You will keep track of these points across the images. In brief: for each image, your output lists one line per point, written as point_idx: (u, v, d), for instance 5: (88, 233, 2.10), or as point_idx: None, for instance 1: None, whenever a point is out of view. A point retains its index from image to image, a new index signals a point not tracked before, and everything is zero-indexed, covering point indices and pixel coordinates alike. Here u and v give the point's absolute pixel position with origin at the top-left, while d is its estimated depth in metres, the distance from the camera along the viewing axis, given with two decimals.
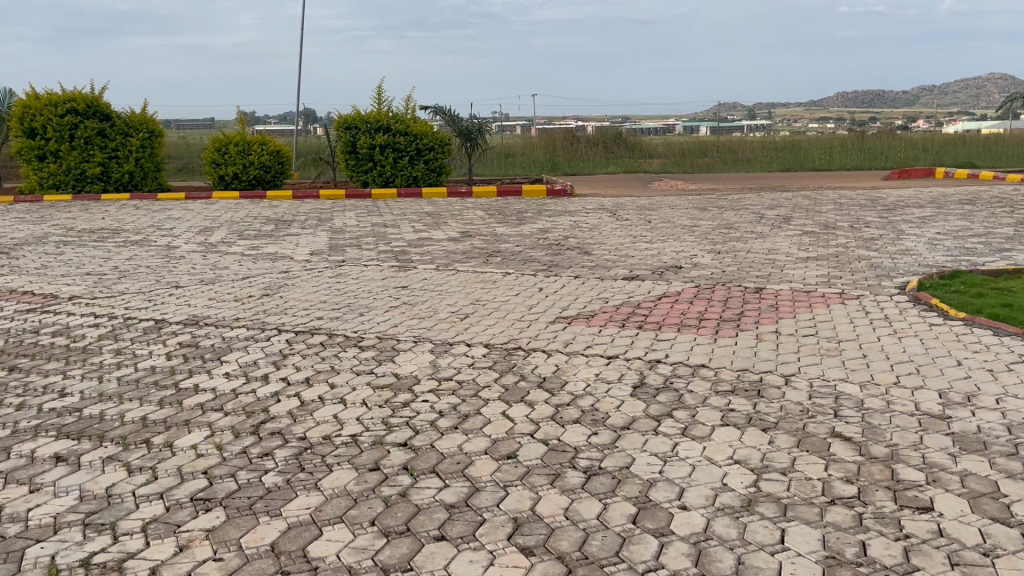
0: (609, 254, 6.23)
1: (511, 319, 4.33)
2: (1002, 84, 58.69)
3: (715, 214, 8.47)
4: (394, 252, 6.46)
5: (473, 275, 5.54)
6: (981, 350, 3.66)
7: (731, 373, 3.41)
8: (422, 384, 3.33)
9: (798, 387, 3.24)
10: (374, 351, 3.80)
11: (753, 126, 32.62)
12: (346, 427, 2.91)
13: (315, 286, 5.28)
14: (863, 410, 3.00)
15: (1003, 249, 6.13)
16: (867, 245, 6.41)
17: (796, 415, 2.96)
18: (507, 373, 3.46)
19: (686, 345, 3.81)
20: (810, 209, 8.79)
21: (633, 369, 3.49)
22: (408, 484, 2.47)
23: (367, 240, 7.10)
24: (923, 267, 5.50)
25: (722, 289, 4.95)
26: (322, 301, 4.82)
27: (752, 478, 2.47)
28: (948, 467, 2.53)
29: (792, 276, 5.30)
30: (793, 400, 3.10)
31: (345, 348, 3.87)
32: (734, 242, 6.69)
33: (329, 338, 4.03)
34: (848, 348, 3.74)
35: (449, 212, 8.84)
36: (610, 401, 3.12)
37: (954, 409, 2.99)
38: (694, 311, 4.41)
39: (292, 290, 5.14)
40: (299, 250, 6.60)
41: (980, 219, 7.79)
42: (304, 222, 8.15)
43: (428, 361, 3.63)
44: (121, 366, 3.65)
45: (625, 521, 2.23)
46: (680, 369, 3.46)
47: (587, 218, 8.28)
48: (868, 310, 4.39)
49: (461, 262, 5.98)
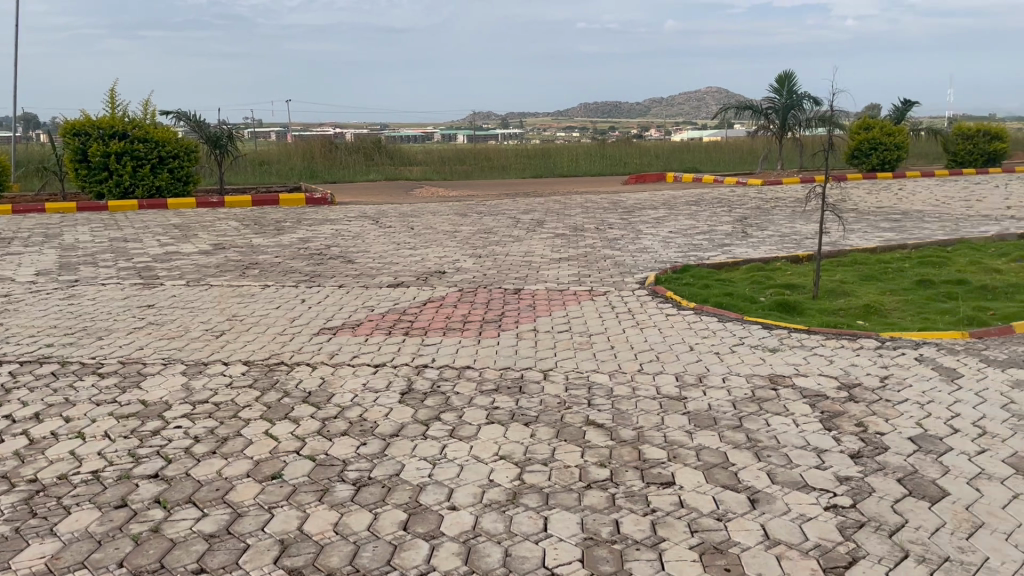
0: (371, 262, 6.19)
1: (272, 334, 4.17)
2: (719, 96, 65.98)
3: (474, 219, 8.73)
4: (137, 269, 5.97)
5: (228, 289, 5.26)
6: (711, 335, 4.08)
7: (494, 373, 3.52)
8: (175, 409, 3.11)
9: (556, 381, 3.42)
10: (118, 377, 3.49)
11: (508, 133, 33.97)
12: (85, 463, 2.64)
13: (42, 309, 4.74)
14: (613, 398, 3.23)
15: (725, 244, 6.88)
16: (612, 245, 6.92)
17: (554, 408, 3.12)
18: (268, 390, 3.33)
19: (451, 348, 3.88)
20: (561, 212, 9.32)
21: (400, 375, 3.49)
22: (162, 517, 2.29)
23: (103, 257, 6.49)
24: (660, 264, 6.02)
25: (482, 292, 5.11)
26: (52, 326, 4.33)
27: (516, 472, 2.56)
28: (686, 444, 2.79)
29: (547, 277, 5.59)
30: (551, 393, 3.27)
31: (82, 376, 3.51)
32: (492, 245, 6.92)
33: (61, 367, 3.64)
34: (599, 341, 4.01)
35: (200, 224, 8.34)
36: (378, 409, 3.11)
37: (689, 390, 3.31)
38: (458, 315, 4.51)
39: (15, 316, 4.57)
40: (22, 271, 5.90)
41: (706, 217, 8.69)
42: (28, 240, 7.30)
43: (181, 384, 3.39)
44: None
45: (396, 528, 2.23)
46: (445, 373, 3.52)
47: (349, 226, 8.19)
48: (614, 305, 4.73)
49: (215, 277, 5.66)
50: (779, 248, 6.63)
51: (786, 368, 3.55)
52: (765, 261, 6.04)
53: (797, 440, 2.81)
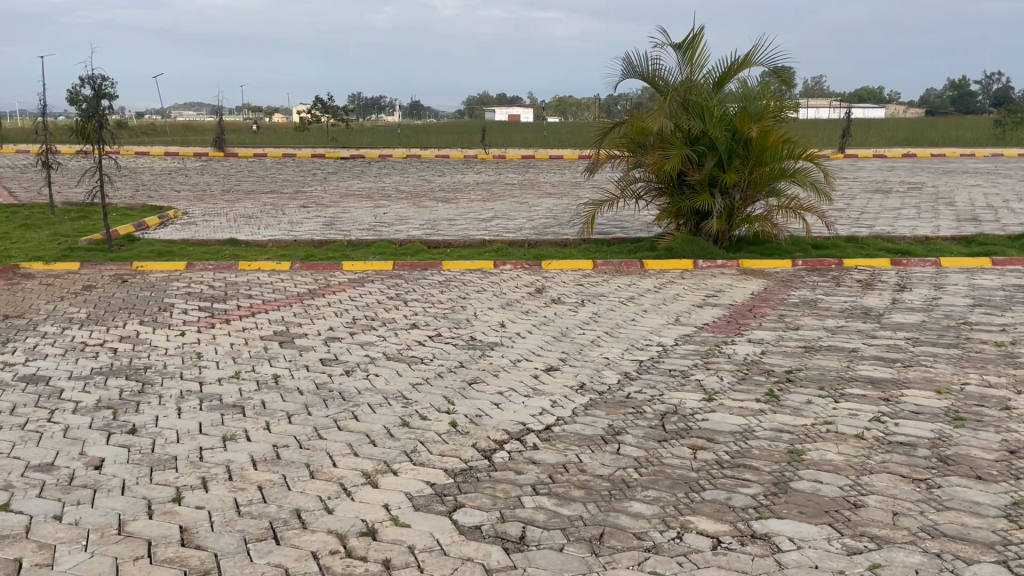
0: (449, 359, 6.64)
1: (358, 460, 4.59)
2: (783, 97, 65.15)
3: (548, 290, 9.15)
4: (242, 362, 6.51)
5: (327, 394, 5.75)
6: (757, 479, 4.32)
7: (546, 520, 3.87)
8: (335, 517, 3.89)
9: (598, 532, 3.75)
10: (224, 507, 3.98)
11: (576, 132, 34.29)
12: (301, 565, 3.46)
13: (166, 415, 5.29)
14: (643, 557, 3.53)
15: (789, 339, 7.08)
16: (680, 339, 7.19)
17: (587, 568, 3.45)
18: (396, 494, 4.15)
19: (514, 488, 4.24)
20: (627, 278, 9.67)
21: (462, 521, 3.87)
22: None
23: (122, 347, 6.94)
24: (725, 370, 6.28)
25: (553, 408, 5.48)
26: (144, 438, 4.88)
27: None
28: None
29: (613, 388, 5.91)
30: (590, 548, 3.61)
31: (195, 503, 4.01)
32: (564, 338, 7.28)
33: (178, 490, 4.16)
34: (650, 481, 4.30)
35: (288, 297, 8.89)
36: (490, 511, 3.98)
37: (717, 548, 3.60)
38: (491, 415, 5.34)
39: (97, 427, 5.05)
40: (142, 362, 6.50)
41: (771, 291, 8.89)
42: (136, 318, 7.94)
43: (274, 520, 3.85)
44: (11, 542, 3.59)
45: None
46: (501, 518, 3.89)
47: (359, 298, 8.83)
48: (673, 432, 5.02)
49: (272, 376, 6.14)
50: (732, 320, 7.77)
51: (780, 446, 4.76)
52: (826, 371, 6.20)
53: (824, 508, 3.97)
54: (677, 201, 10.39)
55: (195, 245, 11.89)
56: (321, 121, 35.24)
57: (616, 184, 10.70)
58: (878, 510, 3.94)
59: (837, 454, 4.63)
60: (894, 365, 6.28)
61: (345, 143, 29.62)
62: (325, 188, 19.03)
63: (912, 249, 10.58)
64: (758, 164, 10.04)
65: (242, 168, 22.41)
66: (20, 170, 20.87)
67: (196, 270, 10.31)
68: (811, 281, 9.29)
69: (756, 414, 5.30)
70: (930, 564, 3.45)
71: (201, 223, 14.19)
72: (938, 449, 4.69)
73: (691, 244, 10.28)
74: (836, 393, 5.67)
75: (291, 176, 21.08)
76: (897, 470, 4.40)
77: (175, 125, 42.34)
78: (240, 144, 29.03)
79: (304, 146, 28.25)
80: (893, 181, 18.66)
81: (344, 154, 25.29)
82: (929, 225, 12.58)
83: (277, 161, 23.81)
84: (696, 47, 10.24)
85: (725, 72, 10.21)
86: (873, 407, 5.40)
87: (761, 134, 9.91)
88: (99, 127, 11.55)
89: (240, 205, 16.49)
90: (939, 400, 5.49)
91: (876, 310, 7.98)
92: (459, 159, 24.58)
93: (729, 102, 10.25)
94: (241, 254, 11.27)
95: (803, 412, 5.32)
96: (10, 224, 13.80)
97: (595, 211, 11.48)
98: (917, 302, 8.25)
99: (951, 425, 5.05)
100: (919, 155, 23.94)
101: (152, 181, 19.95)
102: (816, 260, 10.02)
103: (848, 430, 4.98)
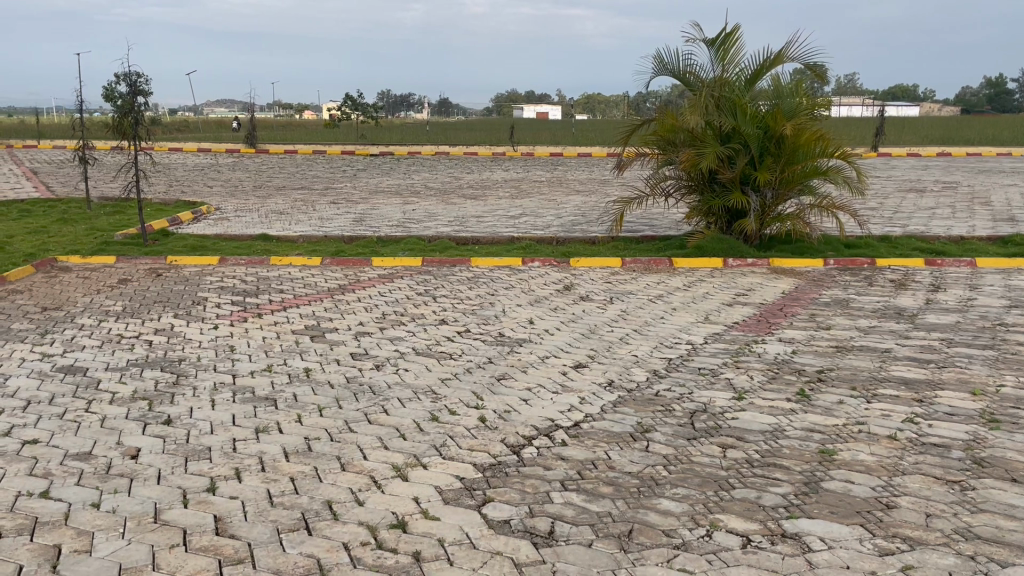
0: (478, 355, 6.67)
1: (389, 453, 4.64)
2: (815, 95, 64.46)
3: (577, 287, 9.15)
4: (273, 356, 6.60)
5: (358, 387, 5.82)
6: (788, 479, 4.30)
7: (575, 516, 3.88)
8: (366, 509, 3.94)
9: (628, 529, 3.76)
10: (257, 497, 4.05)
11: (603, 130, 34.16)
12: (333, 555, 3.51)
13: (200, 407, 5.38)
14: (673, 555, 3.53)
15: (820, 339, 7.03)
16: (709, 338, 7.16)
17: (617, 564, 3.46)
18: (426, 488, 4.20)
19: (543, 484, 4.26)
20: (655, 275, 9.64)
21: (491, 516, 3.89)
22: None
23: (157, 339, 7.07)
24: (755, 369, 6.24)
25: (581, 405, 5.49)
26: (179, 429, 4.97)
27: None
28: None
29: (642, 385, 5.92)
30: (619, 546, 3.61)
31: (228, 493, 4.08)
32: (592, 336, 7.28)
33: (212, 480, 4.24)
34: (679, 479, 4.30)
35: (318, 292, 8.98)
36: (518, 506, 4.00)
37: (747, 548, 3.59)
38: (520, 411, 5.37)
39: (133, 417, 5.15)
40: (176, 354, 6.61)
41: (801, 290, 8.82)
42: (169, 311, 8.07)
43: (306, 511, 3.91)
44: (52, 528, 3.68)
45: None
46: (529, 514, 3.91)
47: (389, 294, 8.88)
48: (702, 430, 5.01)
49: (304, 370, 6.23)
50: (763, 319, 7.72)
51: (810, 446, 4.73)
52: (859, 371, 6.15)
53: (855, 509, 3.95)
54: (708, 199, 10.33)
55: (227, 240, 12.05)
56: (350, 118, 35.42)
57: (645, 182, 10.67)
58: (911, 512, 3.90)
59: (868, 454, 4.60)
60: (929, 367, 6.20)
61: (373, 140, 29.74)
62: (354, 185, 19.15)
63: (946, 249, 10.44)
64: (791, 161, 9.94)
65: (273, 164, 22.64)
66: (57, 165, 21.28)
67: (228, 265, 10.44)
68: (843, 281, 9.20)
69: (786, 414, 5.27)
70: (963, 566, 3.41)
71: (233, 219, 14.36)
72: (972, 451, 4.63)
73: (721, 243, 10.22)
74: (869, 393, 5.62)
75: (321, 173, 21.26)
76: (931, 472, 4.36)
77: (207, 121, 42.83)
78: (269, 141, 29.29)
79: (333, 143, 28.44)
80: (928, 180, 18.38)
81: (374, 151, 25.48)
82: (964, 224, 12.38)
83: (308, 158, 24.02)
84: (730, 44, 10.16)
85: (758, 69, 10.14)
86: (906, 407, 5.34)
87: (795, 132, 9.83)
88: (134, 123, 11.73)
89: (271, 201, 16.65)
90: (974, 401, 5.42)
91: (909, 311, 7.89)
92: (487, 156, 24.61)
93: (762, 100, 10.17)
94: (272, 249, 11.40)
95: (834, 412, 5.29)
96: (48, 218, 14.08)
97: (623, 209, 11.44)
98: (951, 302, 8.14)
99: (985, 427, 4.99)
100: (954, 154, 23.53)
101: (185, 177, 20.21)
102: (847, 259, 9.91)
103: (880, 431, 4.94)
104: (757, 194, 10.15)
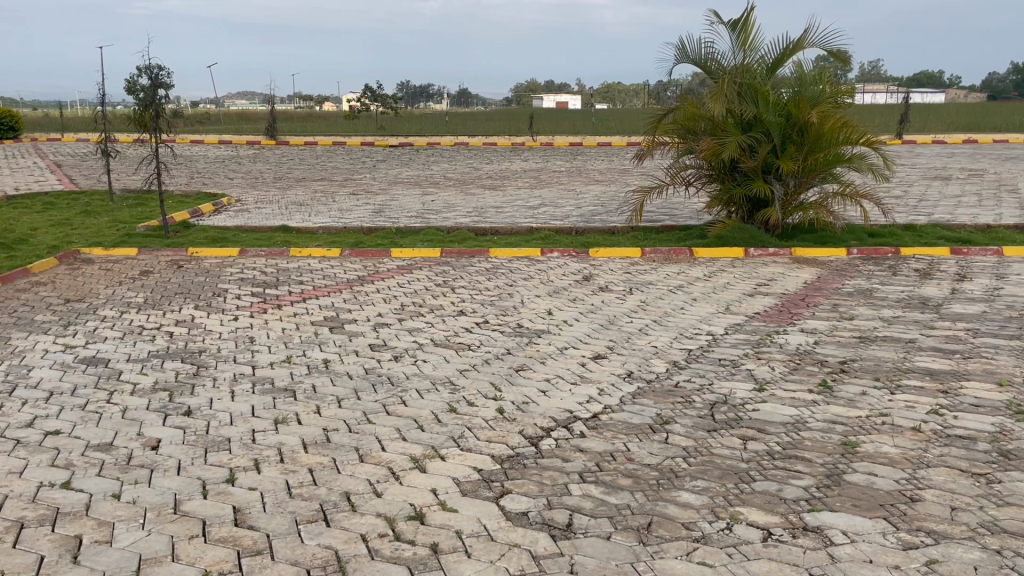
0: (497, 347, 6.62)
1: (406, 445, 4.60)
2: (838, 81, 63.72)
3: (595, 278, 9.08)
4: (289, 348, 6.57)
5: (375, 379, 5.79)
6: (811, 472, 4.21)
7: (592, 510, 3.82)
8: (384, 501, 3.92)
9: (646, 522, 3.70)
10: (275, 489, 4.02)
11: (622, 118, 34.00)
12: (351, 547, 3.48)
13: (218, 399, 5.36)
14: (690, 549, 3.47)
15: (842, 329, 6.92)
16: (729, 328, 7.06)
17: (635, 558, 3.40)
18: (444, 479, 4.16)
19: (560, 477, 4.18)
20: (675, 265, 9.55)
21: (509, 509, 3.84)
22: None
23: (178, 331, 7.07)
24: (775, 360, 6.14)
25: (598, 397, 5.41)
26: (199, 420, 4.97)
27: None
28: None
29: (663, 376, 5.85)
30: (635, 540, 3.55)
31: (245, 485, 4.07)
32: (611, 326, 7.20)
33: (228, 472, 4.22)
34: (699, 472, 4.23)
35: (337, 283, 8.97)
36: (537, 497, 3.97)
37: (767, 542, 3.52)
38: (538, 402, 5.32)
39: (153, 408, 5.16)
40: (195, 346, 6.61)
41: (824, 279, 8.70)
42: (189, 303, 8.08)
43: (322, 503, 3.88)
44: (73, 518, 3.68)
45: None
46: (542, 509, 3.84)
47: (408, 285, 8.86)
48: (724, 423, 4.93)
49: (319, 361, 6.21)
50: (785, 309, 7.62)
51: (833, 438, 4.65)
52: (882, 362, 6.02)
53: (878, 501, 3.87)
54: (729, 187, 10.18)
55: (247, 232, 12.06)
56: (370, 109, 35.44)
57: (666, 171, 10.54)
58: (935, 504, 3.82)
59: (892, 446, 4.51)
60: (956, 358, 6.05)
61: (393, 131, 29.72)
62: (373, 176, 19.13)
63: (972, 238, 10.22)
64: (814, 150, 9.77)
65: (294, 156, 22.72)
66: (80, 158, 21.43)
67: (249, 256, 10.47)
68: (867, 270, 9.06)
69: (809, 405, 5.18)
70: (988, 560, 3.33)
71: (253, 211, 14.39)
72: (998, 442, 4.53)
73: (743, 231, 10.10)
74: (892, 384, 5.52)
75: (341, 164, 21.27)
76: (956, 464, 4.27)
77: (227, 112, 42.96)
78: (290, 132, 29.34)
79: (353, 134, 28.45)
80: (953, 167, 18.09)
81: (393, 141, 25.57)
82: (990, 212, 12.15)
83: (328, 149, 24.04)
84: (750, 29, 9.99)
85: (779, 55, 9.97)
86: (931, 399, 5.24)
87: (819, 120, 9.65)
88: (156, 116, 11.73)
89: (290, 192, 16.67)
90: (1000, 392, 5.31)
91: (934, 301, 7.74)
92: (506, 146, 24.53)
93: (783, 87, 10.01)
94: (293, 241, 11.40)
95: (857, 403, 5.20)
96: (72, 211, 14.18)
97: (643, 199, 11.33)
98: (978, 292, 7.98)
99: (1012, 418, 4.88)
100: (980, 141, 23.16)
101: (207, 169, 20.28)
102: (871, 249, 9.74)
103: (904, 423, 4.84)
104: (779, 182, 9.98)
